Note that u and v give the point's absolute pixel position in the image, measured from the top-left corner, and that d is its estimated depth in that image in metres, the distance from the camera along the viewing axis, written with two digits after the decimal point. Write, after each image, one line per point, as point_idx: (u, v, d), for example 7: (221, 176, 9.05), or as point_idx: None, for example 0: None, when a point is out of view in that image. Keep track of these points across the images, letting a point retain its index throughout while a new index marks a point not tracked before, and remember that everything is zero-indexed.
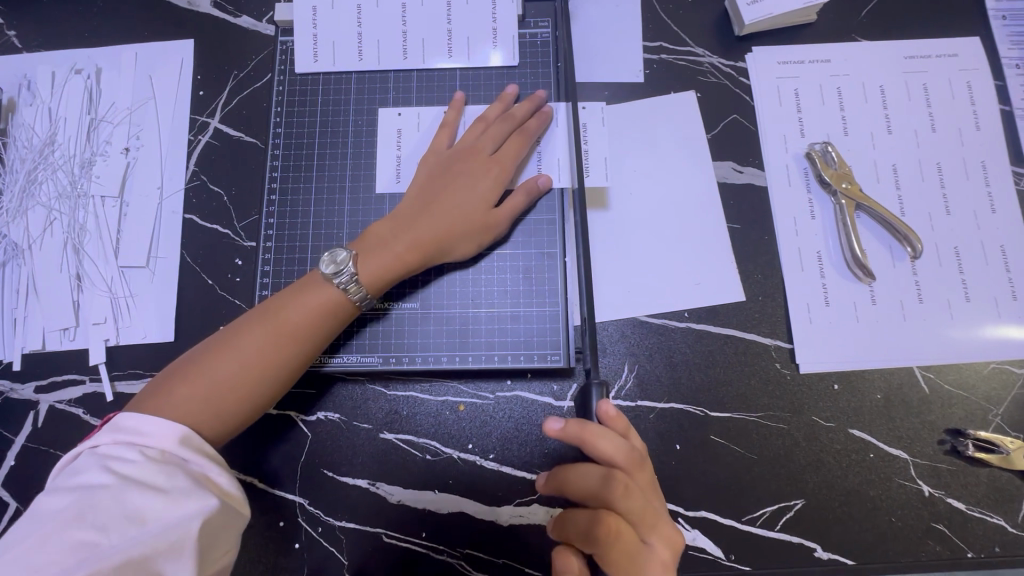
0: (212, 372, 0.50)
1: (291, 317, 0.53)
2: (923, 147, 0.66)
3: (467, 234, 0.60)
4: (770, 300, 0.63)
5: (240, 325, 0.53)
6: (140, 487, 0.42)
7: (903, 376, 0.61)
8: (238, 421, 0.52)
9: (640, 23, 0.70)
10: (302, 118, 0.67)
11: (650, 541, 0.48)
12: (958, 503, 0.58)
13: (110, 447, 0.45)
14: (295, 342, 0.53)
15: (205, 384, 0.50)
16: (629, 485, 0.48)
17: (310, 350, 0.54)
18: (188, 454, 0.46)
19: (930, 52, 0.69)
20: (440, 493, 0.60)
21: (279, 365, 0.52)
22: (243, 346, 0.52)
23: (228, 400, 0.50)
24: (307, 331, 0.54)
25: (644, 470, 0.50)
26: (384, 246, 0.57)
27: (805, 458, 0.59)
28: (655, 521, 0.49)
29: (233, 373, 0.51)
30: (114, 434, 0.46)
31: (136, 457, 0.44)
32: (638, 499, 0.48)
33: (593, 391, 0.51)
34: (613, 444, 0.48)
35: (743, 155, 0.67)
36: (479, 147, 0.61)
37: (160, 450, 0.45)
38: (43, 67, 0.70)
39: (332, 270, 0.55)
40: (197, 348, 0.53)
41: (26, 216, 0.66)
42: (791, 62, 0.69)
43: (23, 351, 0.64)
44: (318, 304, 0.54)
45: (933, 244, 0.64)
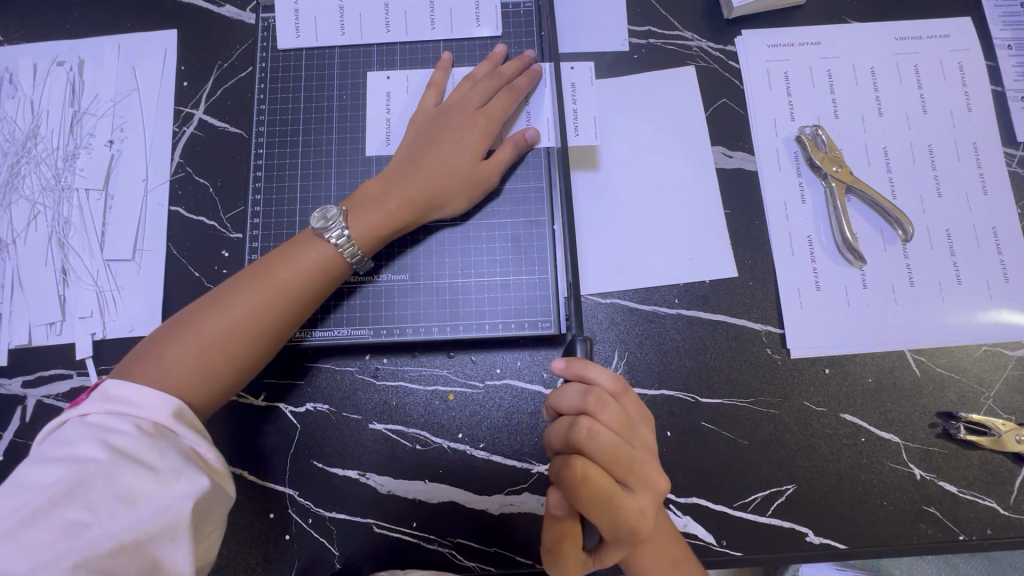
0: (200, 336, 0.49)
1: (280, 278, 0.53)
2: (914, 129, 0.66)
3: (457, 189, 0.59)
4: (761, 285, 0.63)
5: (227, 287, 0.52)
6: (134, 464, 0.41)
7: (894, 359, 0.61)
8: (230, 385, 0.51)
9: (627, 7, 0.70)
10: (287, 105, 0.66)
11: (631, 484, 0.46)
12: (950, 486, 0.58)
13: (101, 418, 0.44)
14: (286, 303, 0.52)
15: (196, 347, 0.49)
16: (592, 426, 0.46)
17: (301, 312, 0.54)
18: (179, 427, 0.46)
19: (921, 34, 0.68)
20: (430, 482, 0.60)
21: (270, 328, 0.52)
22: (232, 308, 0.51)
23: (221, 363, 0.50)
24: (297, 293, 0.53)
25: (612, 407, 0.47)
26: (374, 203, 0.57)
27: (796, 443, 0.59)
28: (630, 462, 0.46)
29: (223, 336, 0.50)
30: (105, 403, 0.45)
31: (129, 430, 0.43)
32: (604, 439, 0.46)
33: (578, 346, 0.52)
34: (570, 392, 0.49)
35: (733, 140, 0.66)
36: (468, 102, 0.61)
37: (151, 423, 0.45)
38: (24, 59, 0.70)
39: (321, 226, 0.55)
40: (184, 312, 0.52)
41: (10, 210, 0.66)
42: (781, 45, 0.68)
43: (9, 346, 0.63)
44: (308, 265, 0.54)
45: (924, 227, 0.63)
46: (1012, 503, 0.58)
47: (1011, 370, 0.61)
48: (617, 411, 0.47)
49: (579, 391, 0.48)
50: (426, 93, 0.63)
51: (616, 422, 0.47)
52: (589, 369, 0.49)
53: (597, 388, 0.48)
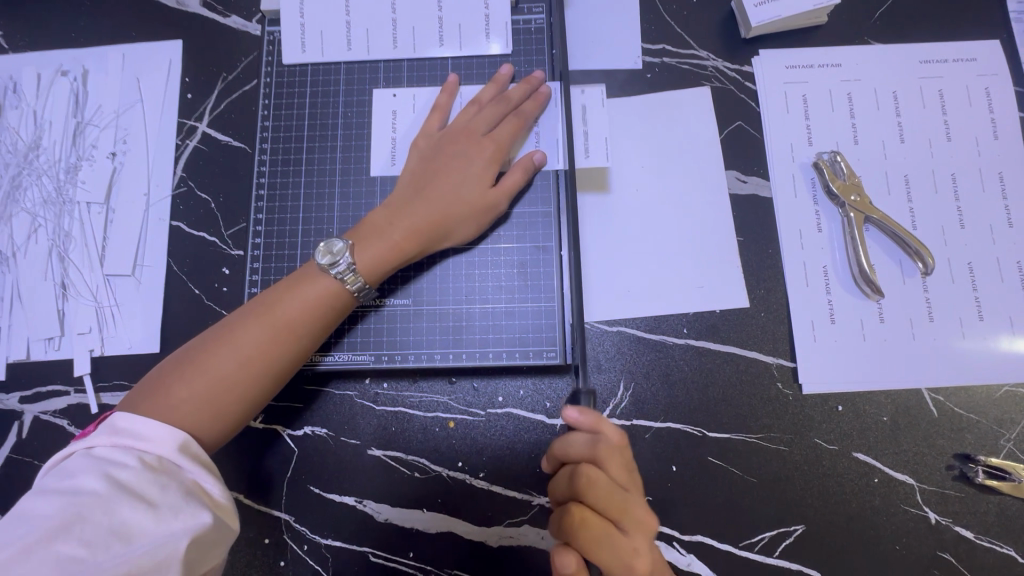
0: (208, 371, 0.48)
1: (288, 310, 0.51)
2: (937, 157, 0.63)
3: (465, 216, 0.58)
4: (773, 317, 0.61)
5: (234, 320, 0.51)
6: (134, 499, 0.41)
7: (910, 397, 0.59)
8: (239, 419, 0.50)
9: (641, 24, 0.68)
10: (291, 121, 0.65)
11: (626, 531, 0.44)
12: (966, 531, 0.56)
13: (106, 450, 0.44)
14: (293, 336, 0.51)
15: (202, 382, 0.48)
16: (590, 473, 0.45)
17: (311, 344, 0.53)
18: (185, 461, 0.45)
19: (946, 57, 0.66)
20: (428, 511, 0.59)
21: (279, 361, 0.51)
22: (239, 342, 0.50)
23: (228, 398, 0.49)
24: (305, 325, 0.52)
25: (617, 455, 0.46)
26: (382, 233, 0.55)
27: (806, 482, 0.57)
28: (629, 508, 0.44)
29: (231, 371, 0.49)
30: (112, 436, 0.44)
31: (133, 463, 0.43)
32: (602, 485, 0.44)
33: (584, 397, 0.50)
34: (578, 440, 0.47)
35: (747, 164, 0.64)
36: (474, 127, 0.59)
37: (157, 457, 0.44)
38: (28, 68, 0.69)
39: (328, 261, 0.53)
40: (191, 346, 0.51)
41: (11, 222, 0.65)
42: (800, 67, 0.66)
43: (8, 360, 0.63)
44: (317, 296, 0.53)
45: (945, 259, 0.61)
46: None
47: None
48: (620, 458, 0.46)
49: (585, 438, 0.46)
50: (431, 118, 0.61)
51: (618, 471, 0.46)
52: (604, 417, 0.47)
53: (606, 435, 0.46)
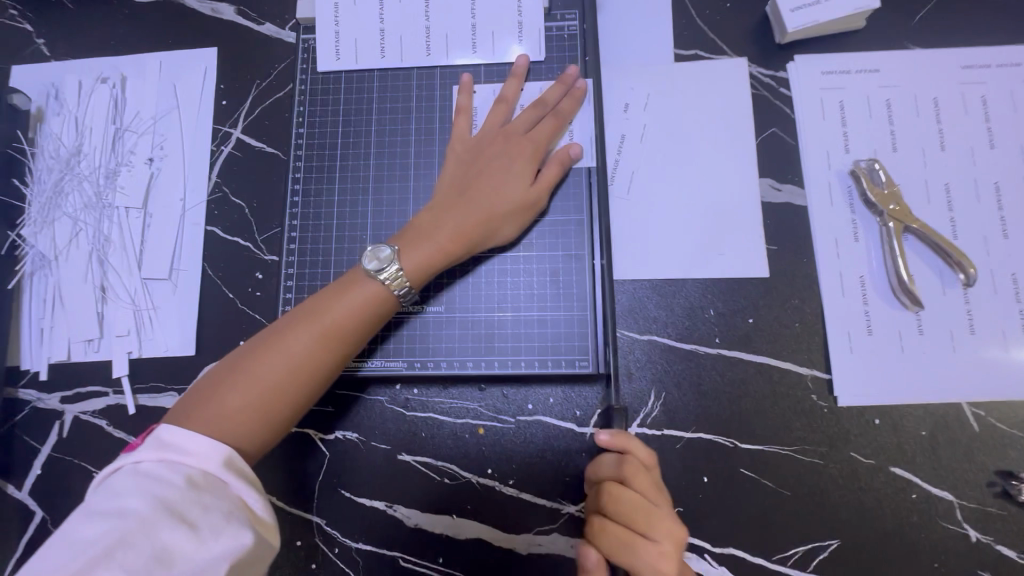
0: (255, 379, 0.49)
1: (333, 319, 0.52)
2: (980, 165, 0.62)
3: (508, 215, 0.58)
4: (808, 327, 0.60)
5: (279, 329, 0.52)
6: (176, 523, 0.41)
7: (950, 411, 0.57)
8: (284, 425, 0.51)
9: (673, 29, 0.67)
10: (324, 127, 0.66)
11: (654, 536, 0.46)
12: (1008, 550, 0.54)
13: (153, 466, 0.44)
14: (337, 343, 0.52)
15: (249, 391, 0.49)
16: (612, 489, 0.47)
17: (352, 351, 0.53)
18: (228, 479, 0.44)
19: (989, 61, 0.64)
20: (457, 517, 0.59)
21: (323, 368, 0.51)
22: (287, 349, 0.50)
23: (275, 406, 0.49)
24: (348, 333, 0.52)
25: (642, 473, 0.48)
26: (427, 238, 0.55)
27: (841, 495, 0.56)
28: (650, 516, 0.46)
29: (279, 379, 0.49)
30: (158, 452, 0.45)
31: (178, 482, 0.43)
32: (625, 500, 0.47)
33: (616, 411, 0.52)
34: (606, 461, 0.50)
35: (782, 171, 0.63)
36: (512, 129, 0.60)
37: (202, 473, 0.44)
38: (70, 76, 0.70)
39: (376, 266, 0.53)
40: (235, 356, 0.51)
41: (53, 226, 0.67)
42: (836, 73, 0.65)
43: (49, 361, 0.64)
44: (361, 304, 0.53)
45: (987, 270, 0.60)
46: None
47: None
48: (646, 475, 0.48)
49: (613, 458, 0.49)
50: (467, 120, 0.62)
51: (645, 486, 0.48)
52: (632, 441, 0.49)
53: (631, 456, 0.48)
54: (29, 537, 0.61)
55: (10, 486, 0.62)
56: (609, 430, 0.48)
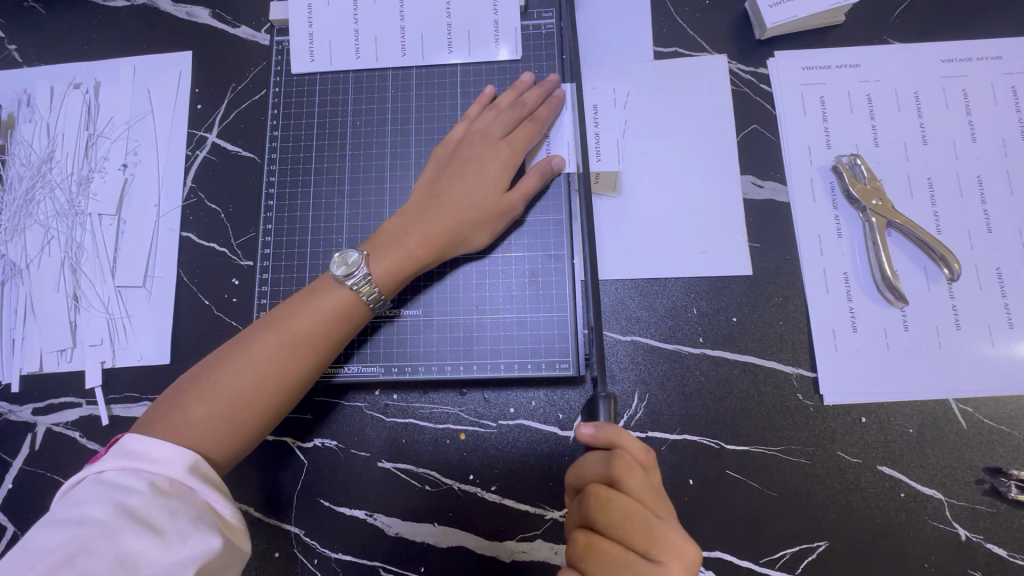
0: (223, 386, 0.48)
1: (305, 323, 0.51)
2: (962, 159, 0.61)
3: (480, 222, 0.57)
4: (792, 325, 0.59)
5: (250, 334, 0.51)
6: (140, 527, 0.39)
7: (938, 408, 0.56)
8: (256, 433, 0.50)
9: (653, 27, 0.67)
10: (300, 130, 0.65)
11: (655, 557, 0.40)
12: (999, 549, 0.53)
13: (117, 474, 0.43)
14: (309, 349, 0.51)
15: (218, 398, 0.47)
16: (601, 494, 0.42)
17: (326, 356, 0.52)
18: (196, 482, 0.44)
19: (970, 55, 0.64)
20: (439, 525, 0.58)
21: (293, 375, 0.50)
22: (258, 355, 0.49)
23: (245, 414, 0.48)
24: (320, 338, 0.51)
25: (637, 474, 0.42)
26: (397, 242, 0.55)
27: (829, 496, 0.55)
28: (650, 531, 0.41)
29: (248, 386, 0.48)
30: (122, 460, 0.44)
31: (143, 487, 0.42)
32: (618, 509, 0.41)
33: (600, 405, 0.46)
34: (591, 466, 0.44)
35: (764, 168, 0.63)
36: (490, 132, 0.59)
37: (167, 479, 0.43)
38: (42, 82, 0.69)
39: (344, 272, 0.52)
40: (206, 362, 0.50)
41: (25, 234, 0.65)
42: (816, 68, 0.64)
43: (22, 372, 0.63)
44: (335, 308, 0.52)
45: (972, 264, 0.59)
46: None
47: None
48: (642, 478, 0.43)
49: (601, 456, 0.44)
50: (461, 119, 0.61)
51: (641, 491, 0.42)
52: (623, 435, 0.44)
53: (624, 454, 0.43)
54: (1, 553, 0.59)
55: None
56: (593, 423, 0.45)
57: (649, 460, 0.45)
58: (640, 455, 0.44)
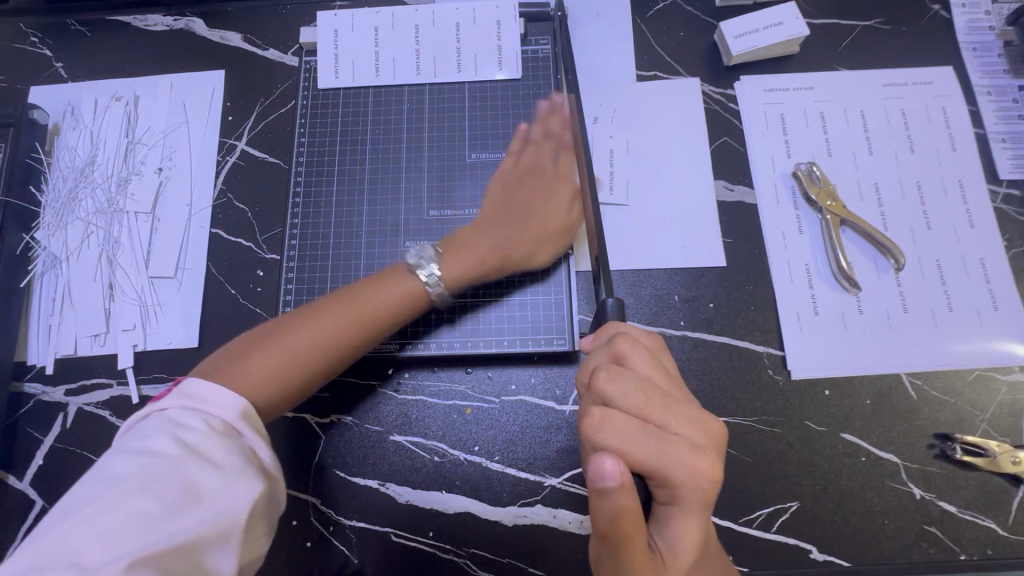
0: (281, 343, 0.53)
1: (374, 303, 0.57)
2: (903, 167, 0.71)
3: (545, 242, 0.65)
4: (762, 310, 0.67)
5: (319, 303, 0.57)
6: (201, 462, 0.43)
7: (891, 381, 0.64)
8: (306, 387, 0.55)
9: (635, 54, 0.76)
10: (324, 138, 0.72)
11: (672, 425, 0.44)
12: (950, 505, 0.60)
13: (178, 412, 0.46)
14: (372, 325, 0.57)
15: (278, 351, 0.53)
16: (609, 366, 0.46)
17: (381, 334, 0.58)
18: (247, 429, 0.47)
19: (906, 80, 0.74)
20: (446, 493, 0.62)
21: (348, 347, 0.56)
22: (312, 319, 0.55)
23: (300, 373, 0.53)
24: (386, 317, 0.57)
25: (639, 350, 0.48)
26: (469, 252, 0.62)
27: (799, 460, 0.62)
28: (663, 400, 0.45)
29: (307, 347, 0.54)
30: (181, 398, 0.47)
31: (201, 427, 0.45)
32: (626, 375, 0.46)
33: (608, 306, 0.55)
34: (598, 355, 0.49)
35: (734, 174, 0.72)
36: (545, 165, 0.68)
37: (223, 421, 0.47)
38: (87, 95, 0.77)
39: (416, 262, 0.60)
40: (272, 323, 0.56)
41: (66, 229, 0.71)
42: (777, 90, 0.74)
43: (56, 356, 0.68)
44: (401, 295, 0.59)
45: (915, 257, 0.67)
46: (1011, 524, 0.59)
47: (1005, 394, 0.63)
48: (646, 354, 0.48)
49: (605, 347, 0.50)
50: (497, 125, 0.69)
51: (647, 364, 0.47)
52: (624, 328, 0.51)
53: (626, 337, 0.49)
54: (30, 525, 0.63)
55: (11, 478, 0.64)
56: (591, 334, 0.53)
57: (657, 349, 0.51)
58: (644, 340, 0.50)
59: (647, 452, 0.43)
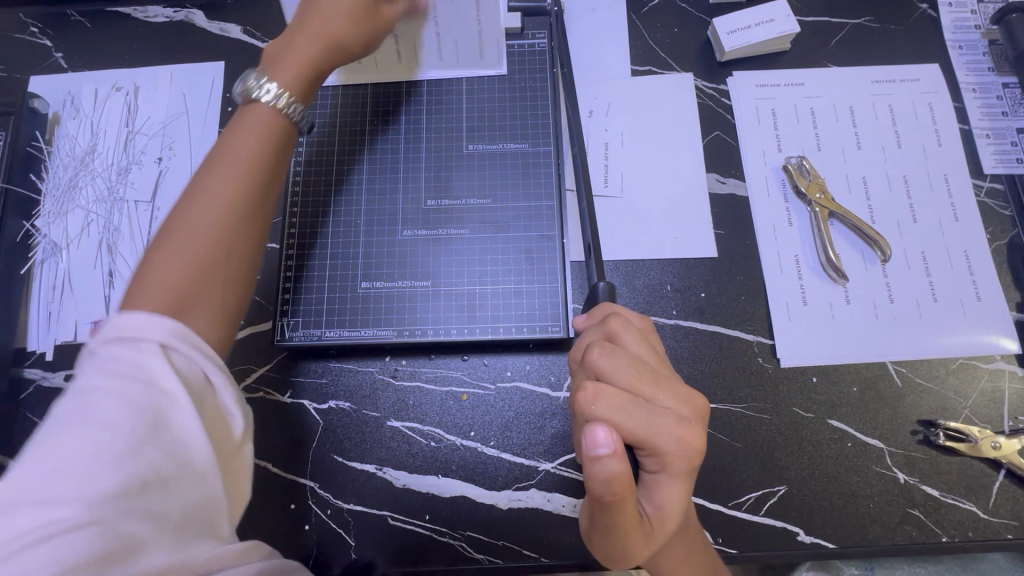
0: (163, 272, 0.42)
1: (238, 152, 0.47)
2: (890, 161, 0.72)
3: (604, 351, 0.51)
4: (751, 299, 0.68)
5: (181, 196, 0.45)
6: (156, 399, 0.38)
7: (877, 369, 0.65)
8: (215, 310, 0.43)
9: (630, 49, 0.78)
10: (323, 129, 0.73)
11: (661, 399, 0.46)
12: (932, 489, 0.62)
13: (117, 346, 0.39)
14: (247, 176, 0.46)
15: (166, 281, 0.41)
16: (603, 344, 0.48)
17: (270, 179, 0.48)
18: (192, 358, 0.40)
19: (894, 77, 0.76)
20: (442, 478, 0.64)
21: (238, 214, 0.45)
22: (177, 223, 0.44)
23: (192, 277, 0.42)
24: (258, 155, 0.48)
25: (631, 330, 0.49)
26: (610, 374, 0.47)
27: (787, 446, 0.63)
28: (654, 375, 0.46)
29: (189, 251, 0.43)
30: (104, 341, 0.39)
31: (148, 357, 0.38)
32: (619, 352, 0.47)
33: (600, 289, 0.57)
34: (592, 334, 0.51)
35: (725, 167, 0.73)
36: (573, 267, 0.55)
37: (157, 349, 0.39)
38: (87, 85, 0.77)
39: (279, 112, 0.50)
40: (144, 251, 0.44)
41: (66, 217, 0.72)
42: (768, 85, 0.76)
43: (56, 342, 0.68)
44: (261, 121, 0.49)
45: (902, 248, 0.69)
46: (991, 507, 0.61)
47: (986, 382, 0.65)
48: (638, 334, 0.49)
49: (598, 326, 0.51)
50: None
51: (639, 342, 0.49)
52: (617, 309, 0.53)
53: (619, 318, 0.50)
54: None
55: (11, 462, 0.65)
56: (586, 315, 0.55)
57: (648, 329, 0.52)
58: (636, 322, 0.52)
59: (639, 424, 0.44)
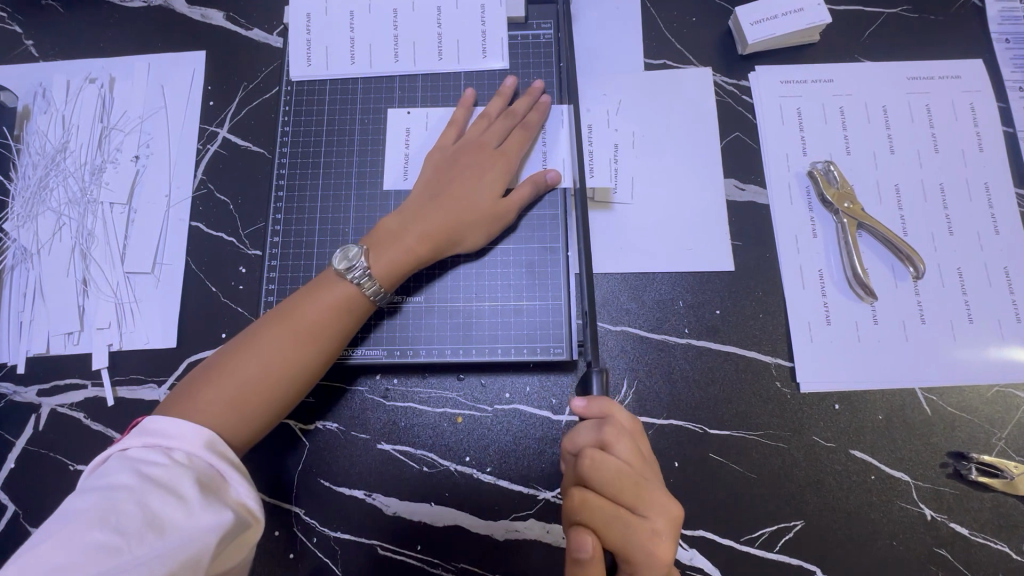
0: (233, 381, 0.50)
1: (307, 315, 0.53)
2: (925, 168, 0.66)
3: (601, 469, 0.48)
4: (770, 317, 0.63)
5: (256, 327, 0.53)
6: (166, 492, 0.41)
7: (905, 396, 0.61)
8: (261, 424, 0.51)
9: (643, 41, 0.72)
10: (310, 127, 0.68)
11: (644, 513, 0.45)
12: (961, 527, 0.57)
13: (141, 450, 0.44)
14: (312, 341, 0.53)
15: (232, 389, 0.49)
16: (594, 455, 0.46)
17: (336, 346, 0.54)
18: (211, 458, 0.45)
19: (932, 74, 0.70)
20: (435, 505, 0.60)
21: (302, 364, 0.52)
22: (256, 351, 0.51)
23: (255, 397, 0.50)
24: (324, 330, 0.53)
25: (625, 440, 0.47)
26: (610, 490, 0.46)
27: (804, 478, 0.59)
28: (640, 491, 0.45)
29: (255, 373, 0.50)
30: (144, 437, 0.45)
31: (164, 460, 0.44)
32: (609, 467, 0.45)
33: (594, 378, 0.51)
34: (586, 434, 0.48)
35: (745, 172, 0.67)
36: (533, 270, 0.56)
37: (185, 454, 0.45)
38: (59, 76, 0.72)
39: (343, 267, 0.55)
40: (216, 354, 0.52)
41: (37, 220, 0.67)
42: (793, 82, 0.70)
43: (28, 354, 0.64)
44: (336, 301, 0.54)
45: (935, 264, 0.64)
46: None
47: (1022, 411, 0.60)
48: (630, 443, 0.47)
49: (592, 425, 0.48)
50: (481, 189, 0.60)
51: (629, 454, 0.47)
52: (616, 408, 0.49)
53: (613, 423, 0.48)
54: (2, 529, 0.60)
55: None
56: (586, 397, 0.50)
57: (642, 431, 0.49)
58: (630, 423, 0.49)
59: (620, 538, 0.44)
